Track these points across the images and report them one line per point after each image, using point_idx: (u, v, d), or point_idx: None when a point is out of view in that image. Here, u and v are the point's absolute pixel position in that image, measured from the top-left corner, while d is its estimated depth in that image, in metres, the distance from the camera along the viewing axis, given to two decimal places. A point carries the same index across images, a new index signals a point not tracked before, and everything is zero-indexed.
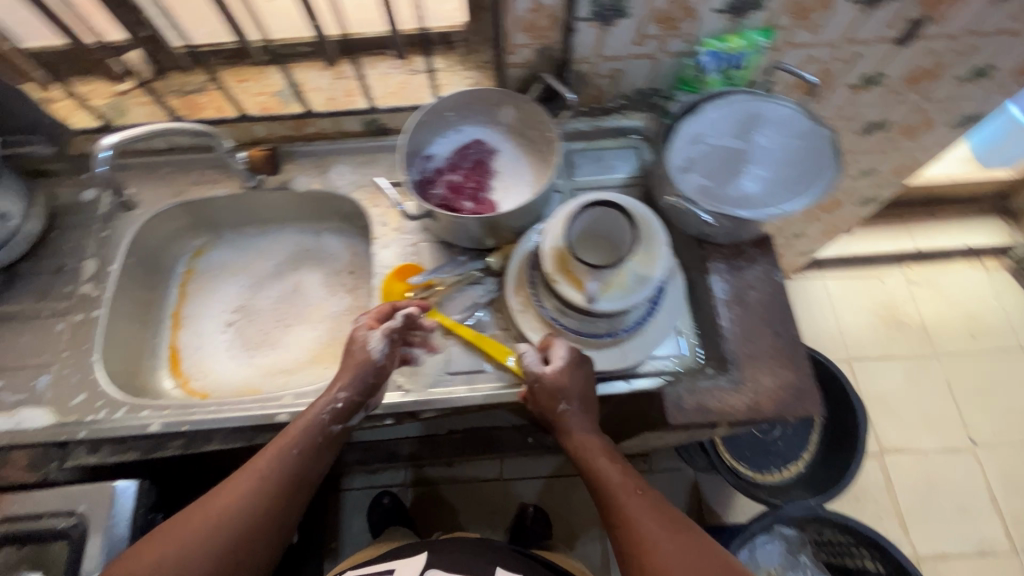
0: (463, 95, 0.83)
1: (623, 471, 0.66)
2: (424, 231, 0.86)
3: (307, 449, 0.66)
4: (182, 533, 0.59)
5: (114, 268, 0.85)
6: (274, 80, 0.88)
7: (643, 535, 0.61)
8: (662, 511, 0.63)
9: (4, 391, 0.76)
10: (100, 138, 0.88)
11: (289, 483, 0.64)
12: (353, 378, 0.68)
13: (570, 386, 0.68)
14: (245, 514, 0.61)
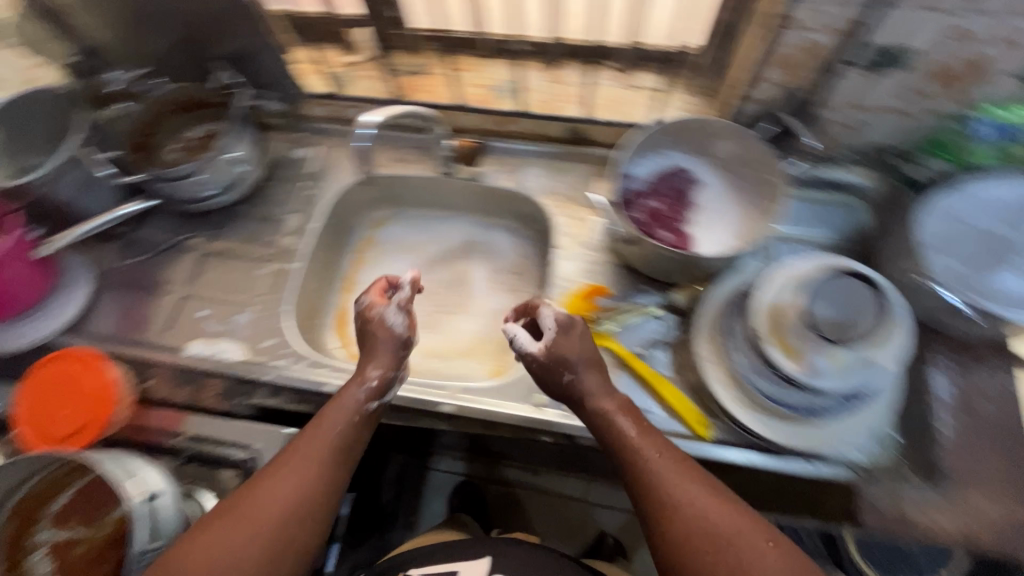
0: (686, 123, 0.79)
1: (639, 427, 0.59)
2: (609, 252, 0.83)
3: (345, 426, 0.61)
4: (228, 518, 0.53)
5: (314, 227, 0.91)
6: (491, 73, 0.89)
7: (672, 502, 0.53)
8: (693, 473, 0.55)
9: (210, 320, 0.83)
10: (326, 104, 0.95)
11: (333, 445, 0.60)
12: (382, 354, 0.68)
13: (564, 350, 0.64)
14: (295, 483, 0.56)
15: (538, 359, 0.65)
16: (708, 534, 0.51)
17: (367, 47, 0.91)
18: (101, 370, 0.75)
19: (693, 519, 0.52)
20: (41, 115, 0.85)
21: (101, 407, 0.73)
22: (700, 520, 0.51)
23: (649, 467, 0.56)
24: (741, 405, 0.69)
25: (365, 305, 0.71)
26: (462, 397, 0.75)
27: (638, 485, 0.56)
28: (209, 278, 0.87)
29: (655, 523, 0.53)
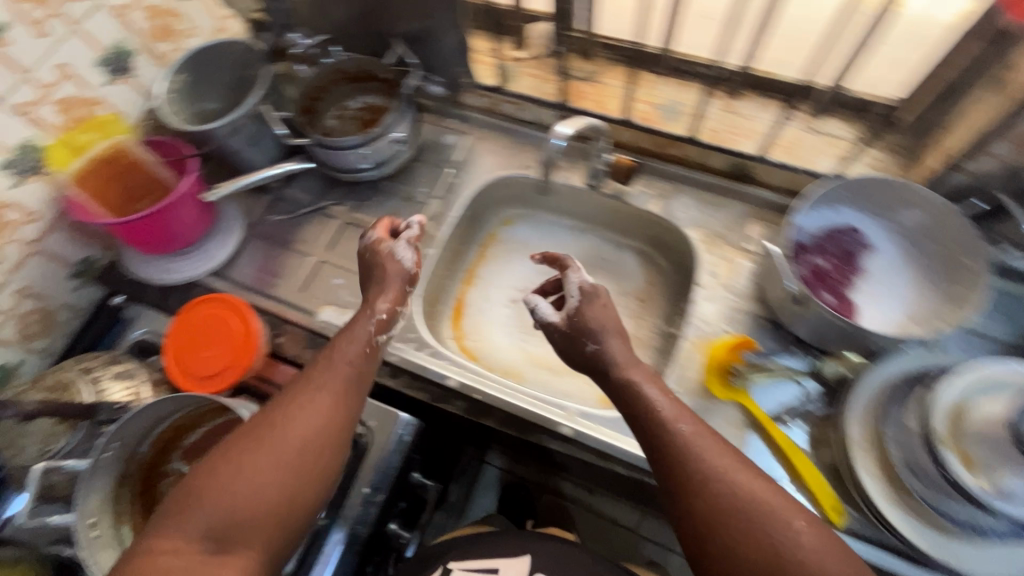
0: (880, 182, 0.72)
1: (665, 397, 0.60)
2: (756, 302, 0.78)
3: (357, 359, 0.63)
4: (249, 444, 0.54)
5: (452, 216, 0.91)
6: (660, 93, 0.86)
7: (700, 473, 0.53)
8: (726, 450, 0.55)
9: (342, 290, 0.85)
10: (488, 96, 0.94)
11: (348, 372, 0.62)
12: (392, 287, 0.71)
13: (592, 319, 0.68)
14: (315, 406, 0.58)
15: (562, 327, 0.70)
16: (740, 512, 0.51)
17: (539, 44, 0.91)
18: (246, 320, 0.77)
19: (724, 494, 0.52)
20: (228, 65, 0.90)
21: (244, 354, 0.76)
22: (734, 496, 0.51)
23: (681, 440, 0.56)
24: (889, 501, 0.63)
25: (370, 241, 0.74)
26: (580, 421, 0.73)
27: (665, 457, 0.56)
28: (347, 248, 0.89)
29: (683, 497, 0.53)
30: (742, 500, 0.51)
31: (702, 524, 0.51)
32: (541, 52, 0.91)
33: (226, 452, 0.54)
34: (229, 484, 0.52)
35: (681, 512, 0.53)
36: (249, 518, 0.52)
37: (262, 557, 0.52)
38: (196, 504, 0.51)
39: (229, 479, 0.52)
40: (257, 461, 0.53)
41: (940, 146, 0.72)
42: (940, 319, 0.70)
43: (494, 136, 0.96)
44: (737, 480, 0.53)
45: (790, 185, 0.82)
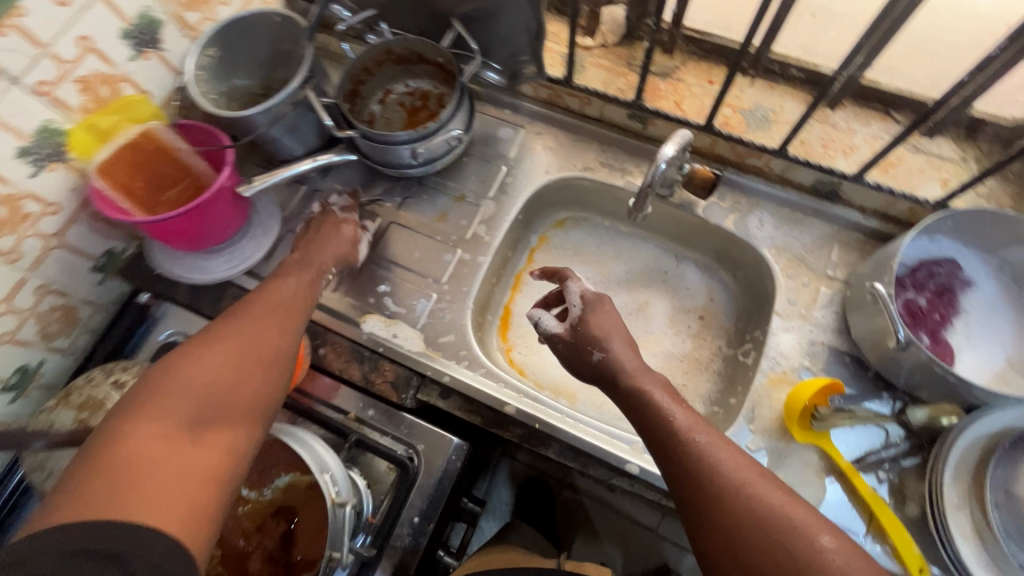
0: (998, 217, 0.65)
1: (672, 400, 0.57)
2: (840, 336, 0.73)
3: (306, 298, 0.69)
4: (219, 352, 0.58)
5: (507, 221, 0.84)
6: (746, 96, 0.78)
7: (715, 483, 0.49)
8: (755, 476, 0.50)
9: (388, 298, 0.79)
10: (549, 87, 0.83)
11: (300, 306, 0.67)
12: (334, 248, 0.75)
13: (592, 326, 0.64)
14: (271, 327, 0.63)
15: (566, 337, 0.66)
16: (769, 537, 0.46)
17: (613, 32, 0.82)
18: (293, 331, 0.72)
19: (756, 525, 0.46)
20: (266, 39, 0.80)
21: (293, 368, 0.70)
22: (757, 515, 0.47)
23: (691, 446, 0.52)
24: (984, 569, 0.59)
25: (339, 208, 0.81)
26: (648, 458, 0.68)
27: (675, 462, 0.52)
28: (392, 251, 0.82)
29: (699, 510, 0.49)
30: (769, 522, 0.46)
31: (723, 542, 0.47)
32: (614, 41, 0.83)
33: (195, 358, 0.57)
34: (201, 381, 0.55)
35: (699, 529, 0.49)
36: (225, 405, 0.55)
37: (237, 443, 0.53)
38: (167, 400, 0.52)
39: (201, 377, 0.55)
40: (223, 364, 0.57)
41: None
42: None
43: (553, 132, 0.88)
44: (758, 500, 0.48)
45: (883, 208, 0.75)
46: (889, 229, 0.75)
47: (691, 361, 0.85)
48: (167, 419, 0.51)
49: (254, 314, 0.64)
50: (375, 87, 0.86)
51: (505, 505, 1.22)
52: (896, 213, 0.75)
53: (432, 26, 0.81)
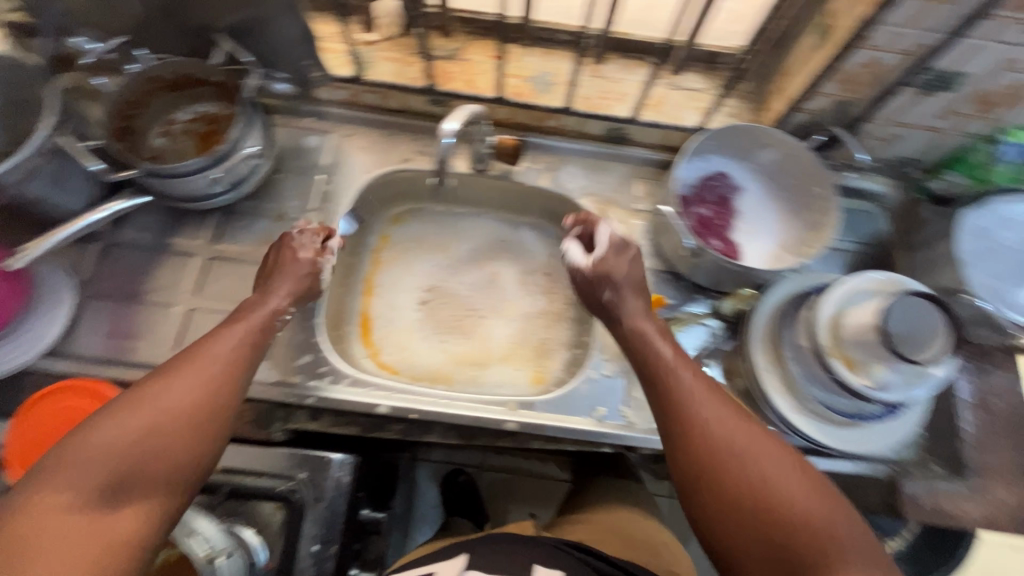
0: (741, 130, 0.78)
1: (673, 349, 0.61)
2: (656, 258, 0.83)
3: (259, 336, 0.60)
4: (151, 400, 0.50)
5: (338, 227, 0.82)
6: (529, 65, 0.84)
7: (698, 419, 0.53)
8: (738, 417, 0.53)
9: None
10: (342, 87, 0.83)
11: (250, 344, 0.58)
12: (291, 283, 0.67)
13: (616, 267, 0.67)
14: (219, 368, 0.54)
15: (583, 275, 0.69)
16: (747, 469, 0.50)
17: (391, 24, 0.84)
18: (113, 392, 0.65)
19: (735, 461, 0.50)
20: None
21: None
22: (734, 450, 0.51)
23: (680, 384, 0.56)
24: (795, 411, 0.72)
25: (296, 232, 0.71)
26: (523, 412, 0.73)
27: (667, 394, 0.56)
28: (221, 286, 0.77)
29: (681, 441, 0.53)
30: (747, 456, 0.51)
31: (698, 472, 0.51)
32: (395, 32, 0.84)
33: (121, 407, 0.49)
34: (129, 437, 0.47)
35: (679, 463, 0.53)
36: (145, 471, 0.47)
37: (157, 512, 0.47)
38: (77, 467, 0.45)
39: (133, 429, 0.48)
40: (156, 418, 0.49)
41: (782, 90, 0.79)
42: (805, 245, 0.80)
43: (363, 131, 0.87)
44: (738, 437, 0.52)
45: (664, 141, 0.86)
46: (672, 158, 0.87)
47: (548, 315, 0.91)
48: (77, 488, 0.44)
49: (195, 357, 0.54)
50: (153, 120, 0.79)
51: (434, 507, 1.24)
52: (673, 143, 0.87)
53: (199, 45, 0.77)
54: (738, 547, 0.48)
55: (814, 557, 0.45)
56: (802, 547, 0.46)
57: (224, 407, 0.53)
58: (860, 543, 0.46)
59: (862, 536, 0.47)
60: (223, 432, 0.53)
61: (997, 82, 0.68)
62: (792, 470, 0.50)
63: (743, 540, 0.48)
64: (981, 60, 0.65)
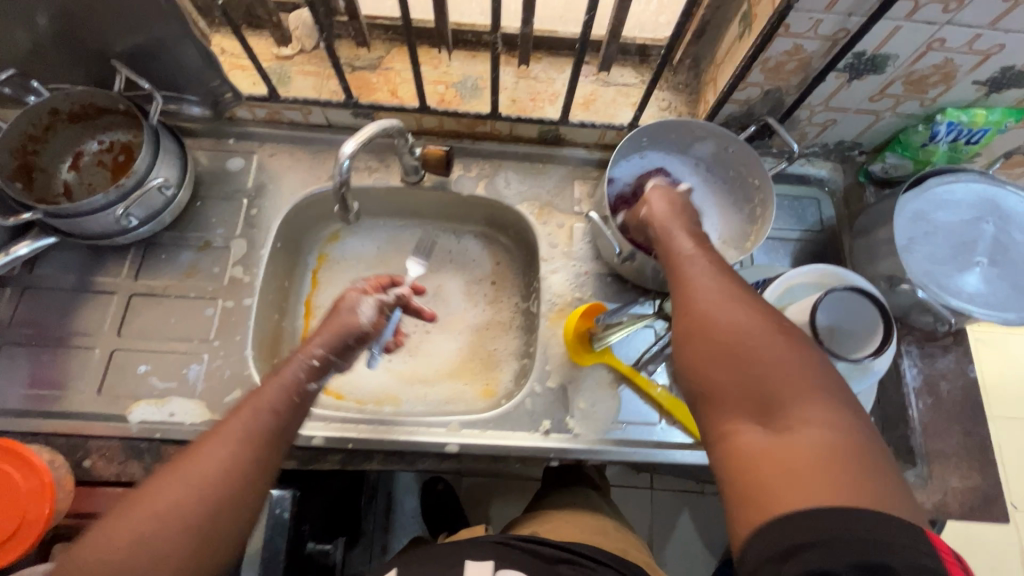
0: (674, 124, 0.75)
1: (695, 243, 0.56)
2: (597, 261, 0.81)
3: (283, 408, 0.53)
4: (144, 502, 0.44)
5: (266, 252, 0.79)
6: (454, 70, 0.81)
7: (699, 286, 0.50)
8: (743, 287, 0.49)
9: (153, 377, 0.71)
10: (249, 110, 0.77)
11: (274, 422, 0.52)
12: (332, 338, 0.60)
13: (660, 212, 0.62)
14: (228, 451, 0.48)
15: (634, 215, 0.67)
16: (740, 320, 0.45)
17: (305, 36, 0.80)
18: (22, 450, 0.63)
19: (719, 309, 0.47)
20: None
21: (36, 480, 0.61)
22: (730, 305, 0.47)
23: (693, 259, 0.54)
24: None
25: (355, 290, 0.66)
26: (464, 432, 0.71)
27: (672, 273, 0.54)
28: (143, 324, 0.74)
29: (677, 304, 0.50)
30: (742, 311, 0.46)
31: (687, 327, 0.48)
32: (311, 44, 0.81)
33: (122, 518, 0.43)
34: (113, 549, 0.42)
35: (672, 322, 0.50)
36: None
37: None
38: None
39: (121, 533, 0.42)
40: (146, 522, 0.43)
41: (713, 80, 0.77)
42: (747, 239, 0.77)
43: (288, 148, 0.84)
44: (728, 296, 0.48)
45: (600, 140, 0.84)
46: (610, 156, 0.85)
47: (495, 325, 0.89)
48: None
49: (208, 452, 0.47)
50: (58, 154, 0.75)
51: (414, 517, 1.18)
52: (610, 141, 0.84)
53: (96, 72, 0.72)
54: (713, 392, 0.44)
55: (778, 397, 0.41)
56: (777, 392, 0.41)
57: (230, 510, 0.46)
58: (829, 395, 0.41)
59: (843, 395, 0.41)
60: (229, 532, 0.46)
61: (924, 62, 0.66)
62: (785, 330, 0.45)
63: (718, 390, 0.44)
64: (905, 41, 0.63)
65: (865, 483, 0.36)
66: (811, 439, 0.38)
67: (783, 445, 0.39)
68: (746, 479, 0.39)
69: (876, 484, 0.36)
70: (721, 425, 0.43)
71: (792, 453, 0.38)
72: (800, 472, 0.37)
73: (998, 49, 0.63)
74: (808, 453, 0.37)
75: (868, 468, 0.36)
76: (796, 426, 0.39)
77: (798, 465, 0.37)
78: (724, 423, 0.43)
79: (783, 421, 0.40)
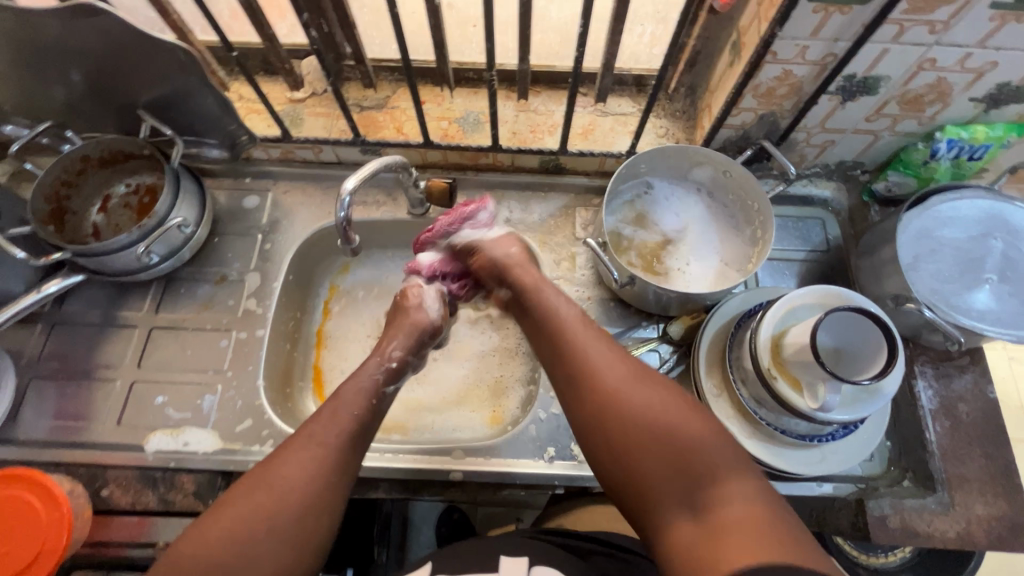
0: (669, 151, 0.76)
1: (568, 308, 0.65)
2: (599, 286, 0.82)
3: (362, 411, 0.57)
4: (236, 507, 0.47)
5: (277, 285, 0.82)
6: (456, 106, 0.85)
7: (597, 372, 0.58)
8: (629, 363, 0.58)
9: (170, 408, 0.74)
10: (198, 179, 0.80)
11: (356, 423, 0.55)
12: (409, 338, 0.69)
13: (523, 262, 0.72)
14: (308, 459, 0.51)
15: (489, 258, 0.73)
16: (652, 404, 0.53)
17: (316, 80, 0.85)
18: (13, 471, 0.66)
19: (626, 394, 0.55)
20: None
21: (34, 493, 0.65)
22: (631, 392, 0.55)
23: (581, 345, 0.60)
24: (749, 437, 0.69)
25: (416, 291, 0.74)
26: (468, 460, 0.72)
27: (563, 353, 0.61)
28: (161, 356, 0.77)
29: (581, 391, 0.57)
30: (642, 394, 0.55)
31: (599, 417, 0.55)
32: (322, 87, 0.85)
33: (230, 504, 0.48)
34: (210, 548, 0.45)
35: (579, 407, 0.57)
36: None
37: None
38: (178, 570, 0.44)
39: (218, 541, 0.45)
40: (236, 528, 0.46)
41: (707, 107, 0.78)
42: (749, 261, 0.76)
43: (299, 185, 0.88)
44: (622, 376, 0.56)
45: (600, 167, 0.86)
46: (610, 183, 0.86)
47: (501, 351, 0.89)
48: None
49: (297, 453, 0.51)
50: (89, 197, 0.80)
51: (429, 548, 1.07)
52: (609, 168, 0.86)
53: (124, 121, 0.78)
54: (641, 474, 0.51)
55: (694, 471, 0.49)
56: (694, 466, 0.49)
57: (321, 510, 0.49)
58: (724, 452, 0.50)
59: (738, 455, 0.50)
60: (323, 530, 0.49)
61: (916, 82, 0.66)
62: (681, 402, 0.54)
63: (633, 471, 0.51)
64: (894, 63, 0.64)
65: (784, 542, 0.42)
66: (732, 505, 0.46)
67: (709, 524, 0.45)
68: (687, 566, 0.45)
69: (794, 538, 0.43)
70: (653, 508, 0.50)
71: (721, 526, 0.45)
72: (730, 540, 0.43)
73: (991, 67, 0.63)
74: (734, 525, 0.44)
75: (781, 520, 0.44)
76: (714, 499, 0.47)
77: (727, 536, 0.44)
78: (655, 505, 0.49)
79: (700, 495, 0.48)
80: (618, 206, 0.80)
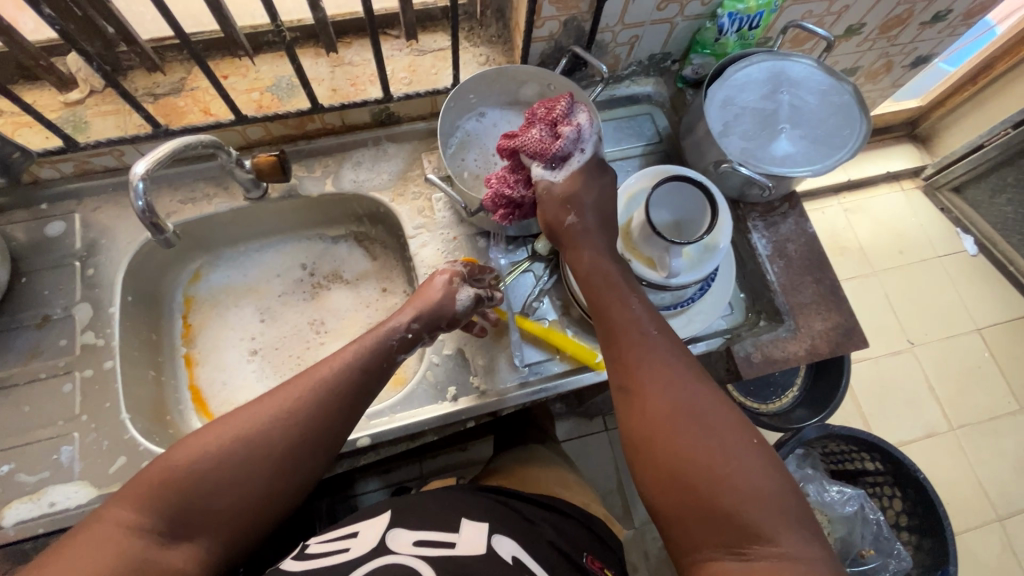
0: (487, 75, 0.76)
1: (635, 307, 0.59)
2: (462, 224, 0.82)
3: (370, 369, 0.58)
4: (240, 420, 0.51)
5: (114, 311, 0.74)
6: (263, 74, 0.79)
7: (652, 385, 0.53)
8: (696, 380, 0.53)
9: (20, 473, 0.65)
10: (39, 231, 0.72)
11: (355, 377, 0.57)
12: (426, 313, 0.64)
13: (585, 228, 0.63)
14: (300, 397, 0.53)
15: (544, 215, 0.64)
16: (717, 439, 0.48)
17: (88, 75, 0.74)
18: None
19: (687, 420, 0.50)
20: None
21: None
22: (695, 416, 0.50)
23: (644, 345, 0.56)
24: None
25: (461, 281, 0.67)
26: (373, 424, 0.71)
27: (617, 351, 0.57)
28: None
29: (634, 402, 0.53)
30: (711, 421, 0.50)
31: (650, 434, 0.51)
32: (100, 83, 0.75)
33: (233, 417, 0.52)
34: (203, 458, 0.48)
35: (626, 416, 0.54)
36: (212, 491, 0.48)
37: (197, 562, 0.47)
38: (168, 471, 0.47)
39: (208, 454, 0.48)
40: (231, 443, 0.49)
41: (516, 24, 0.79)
42: None
43: (109, 197, 0.78)
44: (688, 397, 0.51)
45: (433, 108, 0.85)
46: None
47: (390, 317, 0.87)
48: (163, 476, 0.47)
49: (296, 384, 0.54)
50: None
51: None
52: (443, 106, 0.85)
53: None
54: (686, 509, 0.47)
55: (747, 520, 0.45)
56: (747, 521, 0.45)
57: (300, 450, 0.52)
58: (785, 508, 0.45)
59: (803, 514, 0.46)
60: (300, 475, 0.52)
61: None
62: (750, 441, 0.49)
63: (683, 500, 0.47)
64: None
65: None
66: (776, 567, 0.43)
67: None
68: None
69: None
70: (696, 545, 0.46)
71: None
72: None
73: None
74: None
75: None
76: (764, 553, 0.44)
77: None
78: (696, 537, 0.46)
79: (754, 547, 0.44)
80: (457, 142, 0.80)
